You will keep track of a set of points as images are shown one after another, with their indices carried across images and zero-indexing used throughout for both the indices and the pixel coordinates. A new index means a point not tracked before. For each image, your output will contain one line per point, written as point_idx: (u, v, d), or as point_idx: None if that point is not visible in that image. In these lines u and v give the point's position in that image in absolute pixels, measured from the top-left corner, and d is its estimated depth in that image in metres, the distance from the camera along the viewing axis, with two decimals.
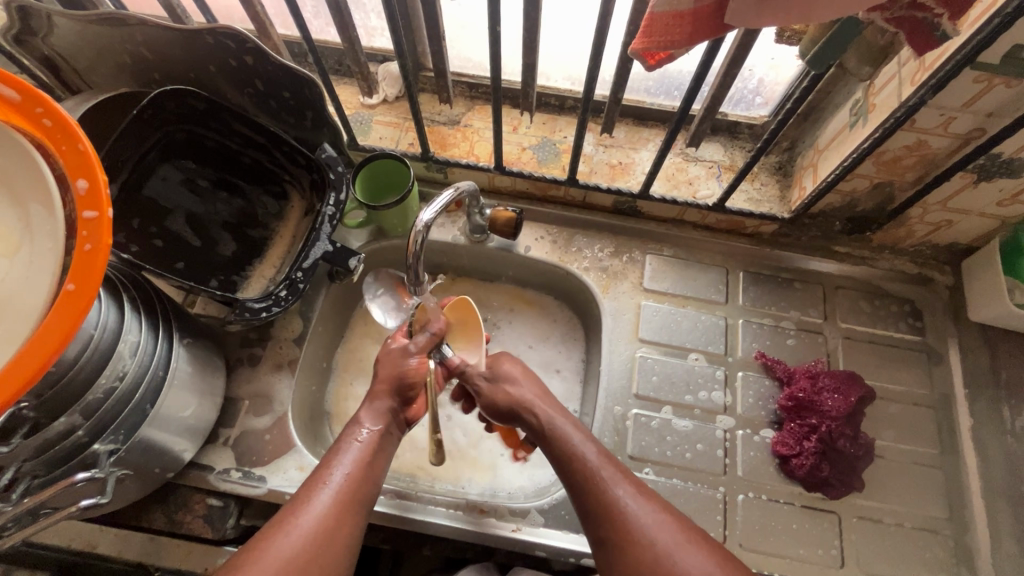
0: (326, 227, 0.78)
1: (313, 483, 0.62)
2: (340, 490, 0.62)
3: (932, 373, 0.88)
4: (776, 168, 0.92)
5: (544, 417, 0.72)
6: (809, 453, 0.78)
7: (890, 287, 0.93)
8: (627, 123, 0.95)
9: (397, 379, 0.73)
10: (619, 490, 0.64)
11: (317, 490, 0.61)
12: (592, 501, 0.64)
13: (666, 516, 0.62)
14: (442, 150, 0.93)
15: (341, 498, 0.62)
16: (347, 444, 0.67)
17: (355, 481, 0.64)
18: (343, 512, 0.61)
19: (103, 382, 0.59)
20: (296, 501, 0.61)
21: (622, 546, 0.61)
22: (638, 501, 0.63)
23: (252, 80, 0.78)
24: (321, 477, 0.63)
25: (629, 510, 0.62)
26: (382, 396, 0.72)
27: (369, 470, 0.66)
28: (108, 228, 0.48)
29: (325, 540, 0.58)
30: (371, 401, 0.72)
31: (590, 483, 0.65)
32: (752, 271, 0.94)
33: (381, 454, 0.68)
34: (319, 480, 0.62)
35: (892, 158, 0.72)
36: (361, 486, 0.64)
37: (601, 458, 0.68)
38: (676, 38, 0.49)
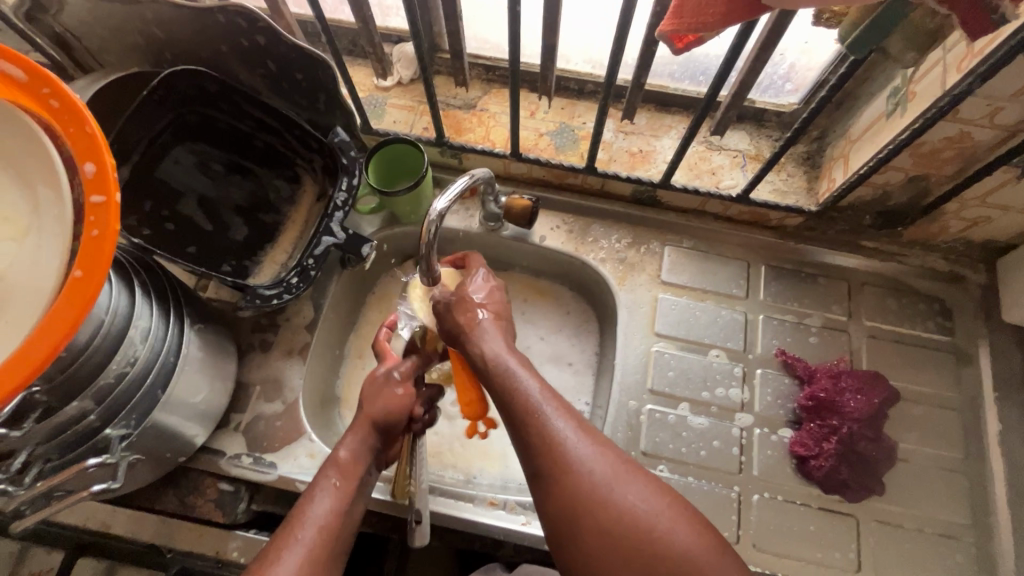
0: (338, 214, 0.77)
1: (286, 534, 0.56)
2: (314, 546, 0.55)
3: (960, 375, 0.85)
4: (804, 159, 0.88)
5: (491, 351, 0.64)
6: (828, 454, 0.76)
7: (919, 285, 0.90)
8: (650, 109, 0.91)
9: (375, 416, 0.68)
10: (557, 422, 0.57)
11: (287, 549, 0.54)
12: (528, 431, 0.58)
13: (608, 450, 0.56)
14: (457, 135, 0.90)
15: (317, 553, 0.55)
16: (321, 487, 0.62)
17: (328, 534, 0.57)
18: (321, 566, 0.55)
19: (114, 366, 0.59)
20: (267, 555, 0.54)
21: (561, 481, 0.55)
22: (578, 433, 0.57)
23: (265, 61, 0.76)
24: (296, 526, 0.57)
25: (572, 445, 0.56)
26: (361, 434, 0.67)
27: (345, 518, 0.60)
28: (115, 213, 0.46)
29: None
30: (349, 437, 0.67)
31: (527, 414, 0.58)
32: (774, 265, 0.91)
33: (356, 499, 0.63)
34: (292, 532, 0.56)
35: (931, 150, 0.68)
36: (338, 536, 0.58)
37: (542, 389, 0.61)
38: (708, 20, 0.46)
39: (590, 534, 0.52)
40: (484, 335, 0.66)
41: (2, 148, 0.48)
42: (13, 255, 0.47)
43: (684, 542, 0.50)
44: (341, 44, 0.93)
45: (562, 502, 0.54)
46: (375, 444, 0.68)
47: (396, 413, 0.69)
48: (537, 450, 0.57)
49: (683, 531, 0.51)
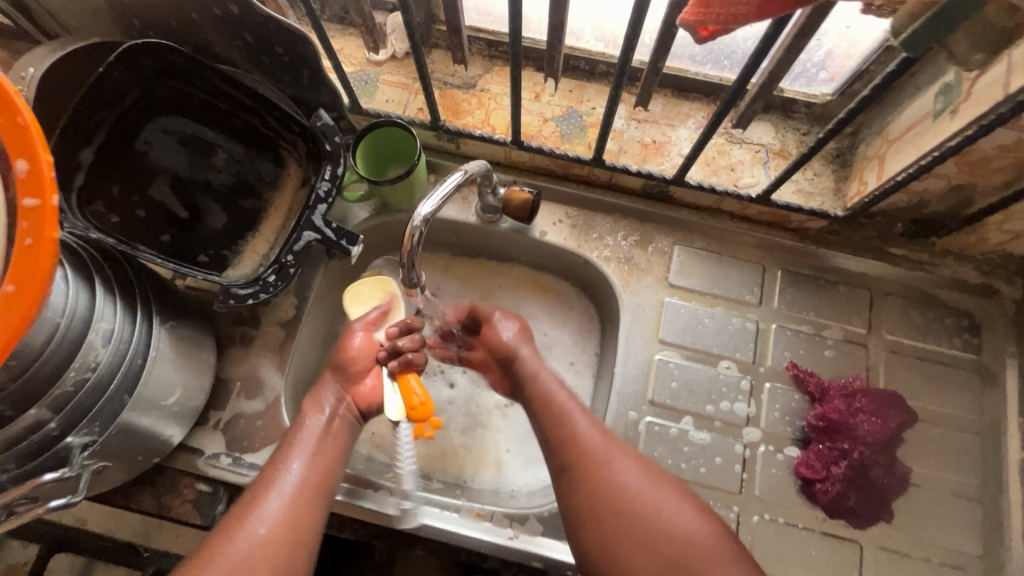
0: (321, 207, 0.71)
1: (263, 481, 0.62)
2: (293, 490, 0.61)
3: (983, 397, 0.79)
4: (834, 156, 0.80)
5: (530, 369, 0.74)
6: (835, 479, 0.72)
7: (947, 298, 0.83)
8: (666, 94, 0.83)
9: (342, 362, 0.73)
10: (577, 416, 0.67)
11: (268, 492, 0.61)
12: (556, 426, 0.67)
13: (621, 444, 0.65)
14: (454, 118, 0.83)
15: (296, 493, 0.61)
16: (296, 437, 0.66)
17: (307, 478, 0.63)
18: (301, 503, 0.61)
19: (71, 373, 0.55)
20: (251, 497, 0.61)
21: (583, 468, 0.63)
22: (593, 427, 0.66)
23: (241, 32, 0.68)
24: (271, 473, 0.63)
25: (591, 437, 0.65)
26: (329, 384, 0.72)
27: (322, 461, 0.65)
28: (50, 219, 0.41)
29: (288, 531, 0.58)
30: (318, 389, 0.72)
31: (554, 413, 0.68)
32: (792, 271, 0.85)
33: (331, 439, 0.67)
34: (268, 478, 0.62)
35: (980, 159, 0.61)
36: (315, 479, 0.63)
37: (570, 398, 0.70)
38: (741, 11, 0.39)
39: (604, 507, 0.60)
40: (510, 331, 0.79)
41: None
42: None
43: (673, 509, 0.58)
44: (330, 11, 0.85)
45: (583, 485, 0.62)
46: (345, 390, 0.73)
47: (363, 356, 0.74)
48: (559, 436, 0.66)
49: (671, 500, 0.59)
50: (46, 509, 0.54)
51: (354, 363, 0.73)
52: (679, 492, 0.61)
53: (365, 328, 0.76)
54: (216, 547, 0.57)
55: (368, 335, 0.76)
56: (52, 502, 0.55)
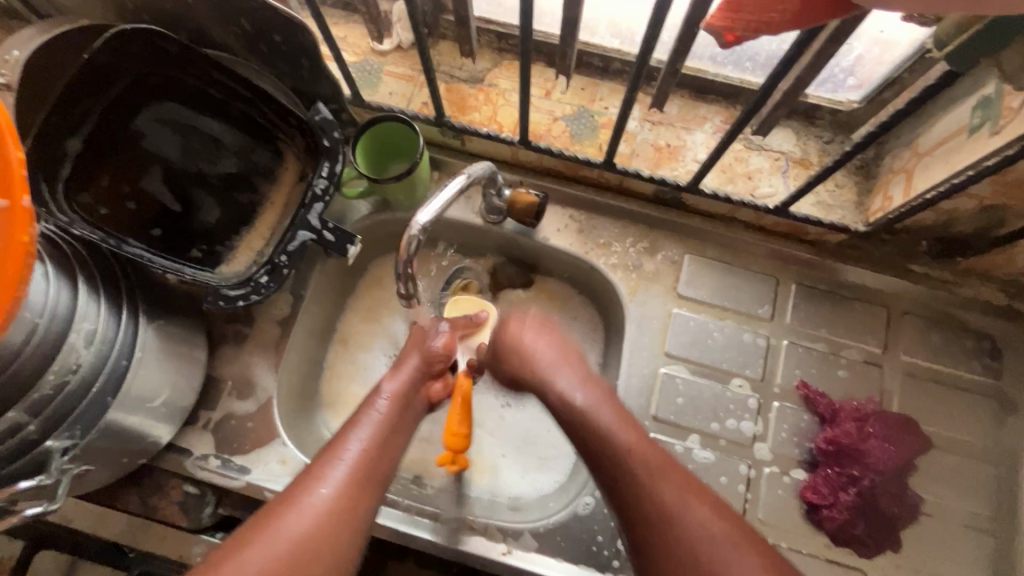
0: (317, 206, 0.68)
1: (332, 452, 0.57)
2: (357, 466, 0.56)
3: (1000, 424, 0.76)
4: (858, 167, 0.76)
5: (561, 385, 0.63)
6: (843, 506, 0.70)
7: (968, 319, 0.79)
8: (683, 95, 0.79)
9: (426, 350, 0.68)
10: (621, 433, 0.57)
11: (332, 465, 0.55)
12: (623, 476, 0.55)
13: (674, 474, 0.54)
14: (460, 113, 0.79)
15: (360, 471, 0.56)
16: (365, 415, 0.61)
17: (372, 457, 0.57)
18: (363, 484, 0.55)
19: (52, 375, 0.53)
20: (313, 469, 0.55)
21: (621, 491, 0.55)
22: (635, 440, 0.57)
23: (238, 18, 0.64)
24: (340, 445, 0.57)
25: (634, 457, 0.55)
26: (408, 370, 0.66)
27: (388, 443, 0.60)
28: (21, 221, 0.39)
29: (345, 511, 0.53)
30: (392, 376, 0.66)
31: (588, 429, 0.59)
32: (808, 285, 0.81)
33: (401, 425, 0.62)
34: (335, 453, 0.57)
35: (1018, 179, 0.57)
36: (381, 464, 0.58)
37: (618, 417, 0.59)
38: (776, 16, 0.35)
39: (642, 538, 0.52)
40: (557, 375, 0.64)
41: None
42: None
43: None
44: None
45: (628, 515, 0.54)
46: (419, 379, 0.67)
47: (443, 353, 0.68)
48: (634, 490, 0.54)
49: None
50: (20, 518, 0.52)
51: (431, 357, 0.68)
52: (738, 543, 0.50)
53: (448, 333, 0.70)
54: (271, 513, 0.51)
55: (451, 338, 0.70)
56: (28, 510, 0.53)
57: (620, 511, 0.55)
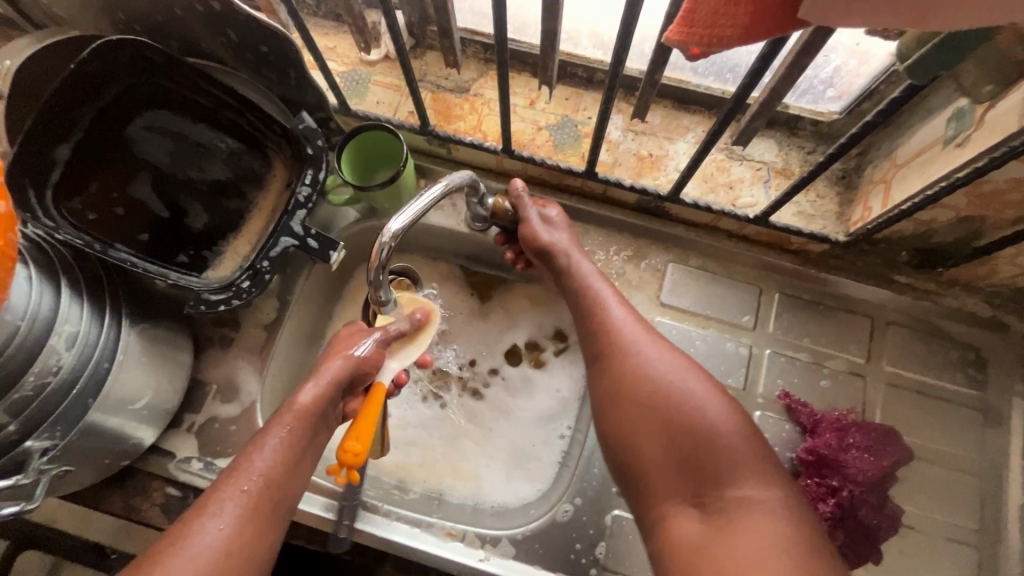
0: (300, 213, 0.69)
1: (228, 483, 0.53)
2: (253, 499, 0.53)
3: (984, 436, 0.76)
4: (839, 178, 0.76)
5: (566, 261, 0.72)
6: (823, 517, 0.69)
7: (952, 330, 0.79)
8: (666, 106, 0.80)
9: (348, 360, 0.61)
10: (615, 309, 0.67)
11: (225, 500, 0.52)
12: (620, 366, 0.63)
13: (670, 355, 0.62)
14: (445, 123, 0.81)
15: (254, 506, 0.53)
16: (266, 441, 0.56)
17: (271, 488, 0.54)
18: (261, 519, 0.53)
19: (31, 377, 0.54)
20: (207, 502, 0.52)
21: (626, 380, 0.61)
22: (630, 320, 0.66)
23: (224, 29, 0.66)
24: (238, 476, 0.54)
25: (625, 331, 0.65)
26: (329, 378, 0.60)
27: (292, 471, 0.57)
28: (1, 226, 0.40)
29: (242, 550, 0.50)
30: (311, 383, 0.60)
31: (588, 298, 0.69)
32: (791, 294, 0.81)
33: (310, 446, 0.59)
34: (233, 483, 0.53)
35: (991, 191, 0.57)
36: (280, 496, 0.55)
37: (631, 317, 0.66)
38: (726, 33, 0.35)
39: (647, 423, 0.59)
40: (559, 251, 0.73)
41: None
42: None
43: (759, 499, 0.52)
44: (324, 8, 0.83)
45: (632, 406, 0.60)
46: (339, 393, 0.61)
47: (367, 367, 0.62)
48: (628, 378, 0.61)
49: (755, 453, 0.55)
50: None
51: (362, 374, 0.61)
52: (732, 414, 0.57)
53: (377, 342, 0.62)
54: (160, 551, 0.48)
55: (377, 351, 0.62)
56: (5, 509, 0.54)
57: (626, 408, 0.61)
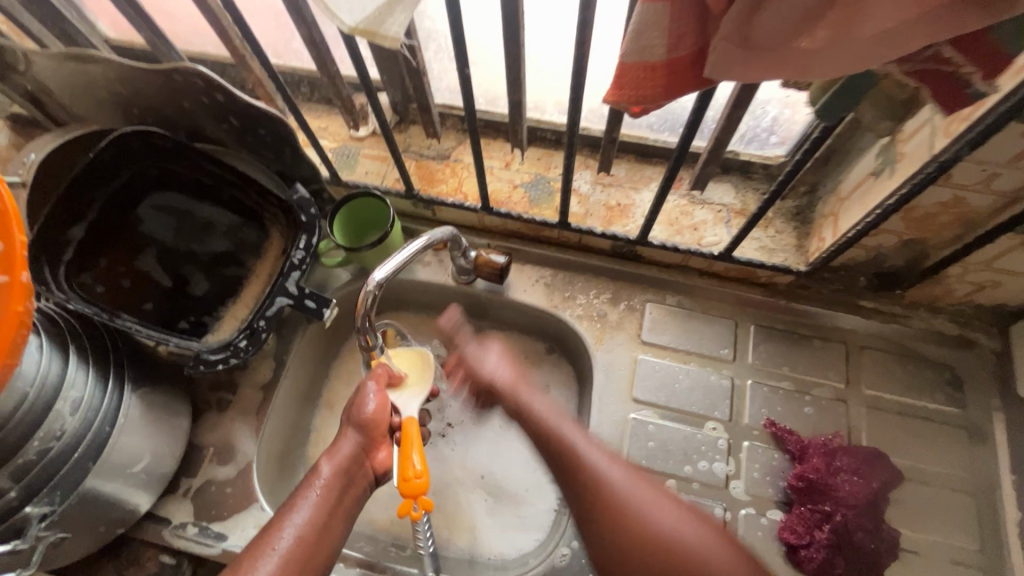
0: (294, 274, 0.75)
1: (261, 546, 0.55)
2: (290, 557, 0.54)
3: (972, 454, 0.76)
4: (795, 214, 0.82)
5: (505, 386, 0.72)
6: (820, 545, 0.68)
7: (926, 351, 0.82)
8: (629, 159, 0.87)
9: (359, 418, 0.65)
10: (555, 418, 0.65)
11: (261, 559, 0.53)
12: (580, 495, 0.58)
13: (623, 464, 0.60)
14: (429, 186, 0.88)
15: (291, 564, 0.54)
16: (300, 499, 0.59)
17: (308, 545, 0.56)
18: None
19: (36, 442, 0.56)
20: (241, 564, 0.53)
21: (588, 496, 0.58)
22: (576, 430, 0.63)
23: (227, 117, 0.74)
24: (271, 537, 0.56)
25: (572, 441, 0.62)
26: (351, 443, 0.64)
27: (326, 529, 0.58)
28: (20, 294, 0.45)
29: None
30: (336, 447, 0.64)
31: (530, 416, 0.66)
32: (765, 325, 0.85)
33: (342, 507, 0.61)
34: (268, 544, 0.55)
35: (924, 215, 0.63)
36: (316, 552, 0.56)
37: (572, 424, 0.64)
38: (649, 93, 0.41)
39: (619, 540, 0.55)
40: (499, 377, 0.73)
41: None
42: None
43: None
44: (317, 94, 0.92)
45: (601, 523, 0.56)
46: (365, 450, 0.65)
47: (376, 417, 0.65)
48: (592, 505, 0.57)
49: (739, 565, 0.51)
50: None
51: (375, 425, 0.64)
52: (703, 524, 0.55)
53: (380, 391, 0.66)
54: None
55: (382, 398, 0.66)
56: None
57: (597, 527, 0.56)
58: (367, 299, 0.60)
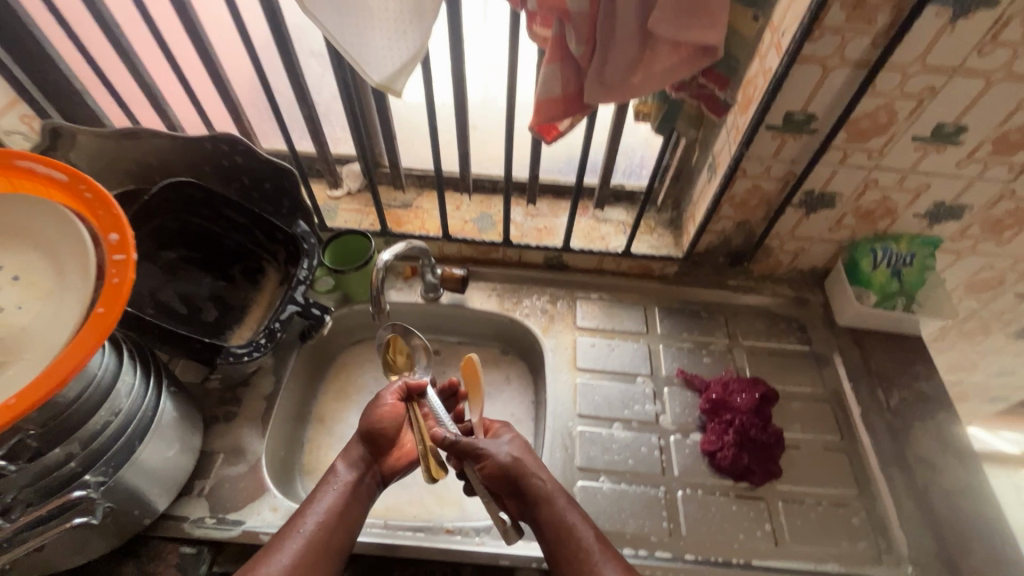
0: (300, 287, 0.93)
1: (289, 530, 0.69)
2: (310, 539, 0.69)
3: (823, 373, 1.04)
4: (669, 223, 1.13)
5: (535, 484, 0.76)
6: (729, 445, 0.91)
7: (780, 310, 1.12)
8: (549, 197, 1.17)
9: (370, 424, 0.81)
10: (571, 514, 0.75)
11: (288, 539, 0.68)
12: None
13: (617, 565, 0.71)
14: (398, 226, 1.12)
15: (311, 546, 0.68)
16: (322, 490, 0.75)
17: (326, 530, 0.70)
18: (314, 559, 0.67)
19: (100, 415, 0.67)
20: (273, 545, 0.68)
21: None
22: (585, 526, 0.74)
23: (240, 176, 0.96)
24: (297, 523, 0.70)
25: (584, 542, 0.72)
26: (357, 446, 0.80)
27: (339, 517, 0.72)
28: (132, 266, 0.61)
29: None
30: (348, 453, 0.80)
31: (552, 513, 0.74)
32: (665, 306, 1.13)
33: (354, 499, 0.75)
34: (294, 527, 0.70)
35: (742, 200, 0.96)
36: (329, 534, 0.70)
37: (581, 517, 0.75)
38: (556, 114, 0.70)
39: None
40: (531, 475, 0.76)
41: (47, 234, 0.64)
42: (41, 309, 0.61)
43: None
44: None
45: None
46: (373, 453, 0.81)
47: (392, 418, 0.81)
48: None
49: None
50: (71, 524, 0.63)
51: (385, 429, 0.80)
52: None
53: (394, 397, 0.83)
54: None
55: (396, 404, 0.82)
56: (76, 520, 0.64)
57: None
58: (376, 271, 0.88)
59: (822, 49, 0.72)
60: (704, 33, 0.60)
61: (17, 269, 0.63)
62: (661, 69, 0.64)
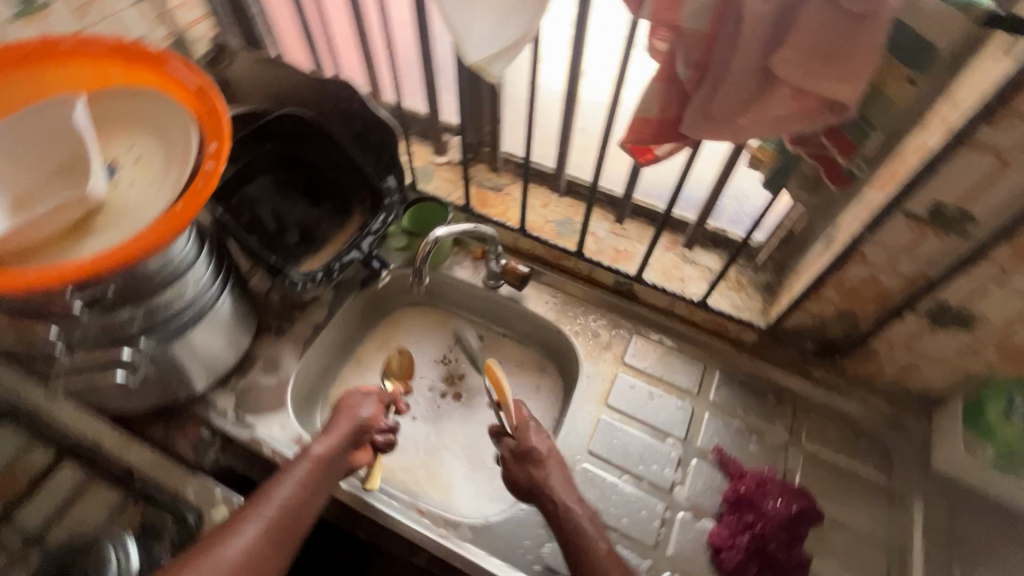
0: (369, 238, 0.97)
1: (250, 512, 0.68)
2: (272, 525, 0.68)
3: (888, 514, 0.88)
4: (764, 286, 1.01)
5: (557, 499, 0.78)
6: (739, 548, 0.81)
7: (865, 424, 0.95)
8: (640, 220, 1.10)
9: (353, 419, 0.82)
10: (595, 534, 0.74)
11: (248, 521, 0.67)
12: None
13: None
14: (481, 206, 1.13)
15: (271, 532, 0.67)
16: (290, 470, 0.73)
17: (289, 514, 0.70)
18: (272, 544, 0.67)
19: (167, 295, 0.76)
20: (232, 522, 0.66)
21: None
22: (608, 549, 0.73)
23: (353, 122, 1.02)
24: (259, 505, 0.69)
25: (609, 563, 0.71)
26: (338, 433, 0.79)
27: (303, 505, 0.71)
28: (217, 177, 0.66)
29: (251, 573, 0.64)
30: (325, 438, 0.78)
31: (574, 531, 0.75)
32: (728, 373, 1.00)
33: (320, 488, 0.74)
34: (256, 510, 0.68)
35: (852, 287, 0.82)
36: (292, 522, 0.70)
37: (607, 542, 0.74)
38: (647, 135, 0.64)
39: None
40: (556, 490, 0.78)
41: (172, 130, 0.73)
42: (145, 192, 0.70)
43: None
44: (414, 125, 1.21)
45: None
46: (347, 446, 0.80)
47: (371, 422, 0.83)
48: None
49: None
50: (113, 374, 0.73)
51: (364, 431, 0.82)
52: None
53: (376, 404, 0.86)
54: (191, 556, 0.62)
55: (377, 411, 0.85)
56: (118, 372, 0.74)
57: None
58: (427, 243, 0.87)
59: (1004, 140, 0.58)
60: (837, 86, 0.51)
61: (140, 153, 0.73)
62: (775, 115, 0.56)
